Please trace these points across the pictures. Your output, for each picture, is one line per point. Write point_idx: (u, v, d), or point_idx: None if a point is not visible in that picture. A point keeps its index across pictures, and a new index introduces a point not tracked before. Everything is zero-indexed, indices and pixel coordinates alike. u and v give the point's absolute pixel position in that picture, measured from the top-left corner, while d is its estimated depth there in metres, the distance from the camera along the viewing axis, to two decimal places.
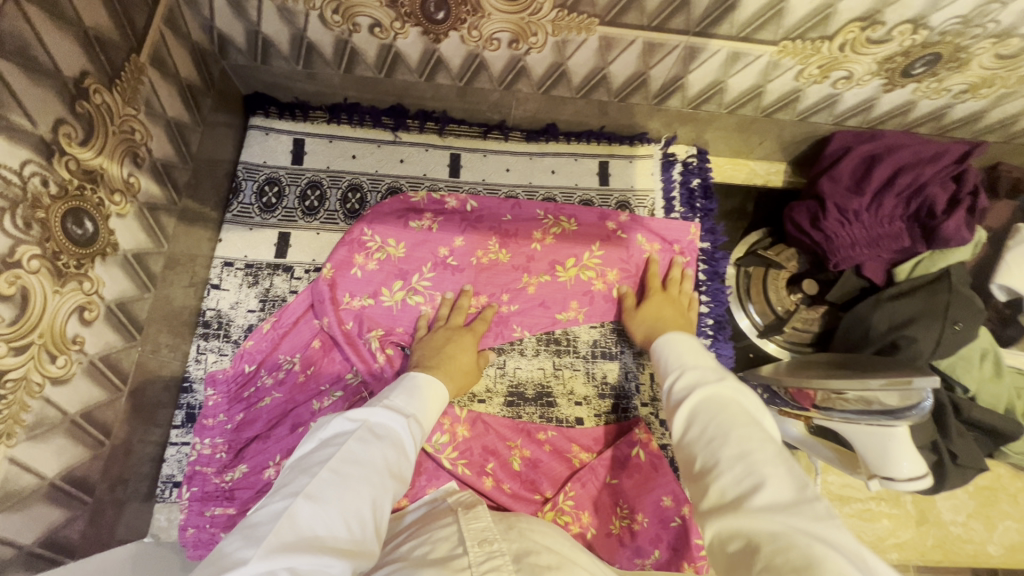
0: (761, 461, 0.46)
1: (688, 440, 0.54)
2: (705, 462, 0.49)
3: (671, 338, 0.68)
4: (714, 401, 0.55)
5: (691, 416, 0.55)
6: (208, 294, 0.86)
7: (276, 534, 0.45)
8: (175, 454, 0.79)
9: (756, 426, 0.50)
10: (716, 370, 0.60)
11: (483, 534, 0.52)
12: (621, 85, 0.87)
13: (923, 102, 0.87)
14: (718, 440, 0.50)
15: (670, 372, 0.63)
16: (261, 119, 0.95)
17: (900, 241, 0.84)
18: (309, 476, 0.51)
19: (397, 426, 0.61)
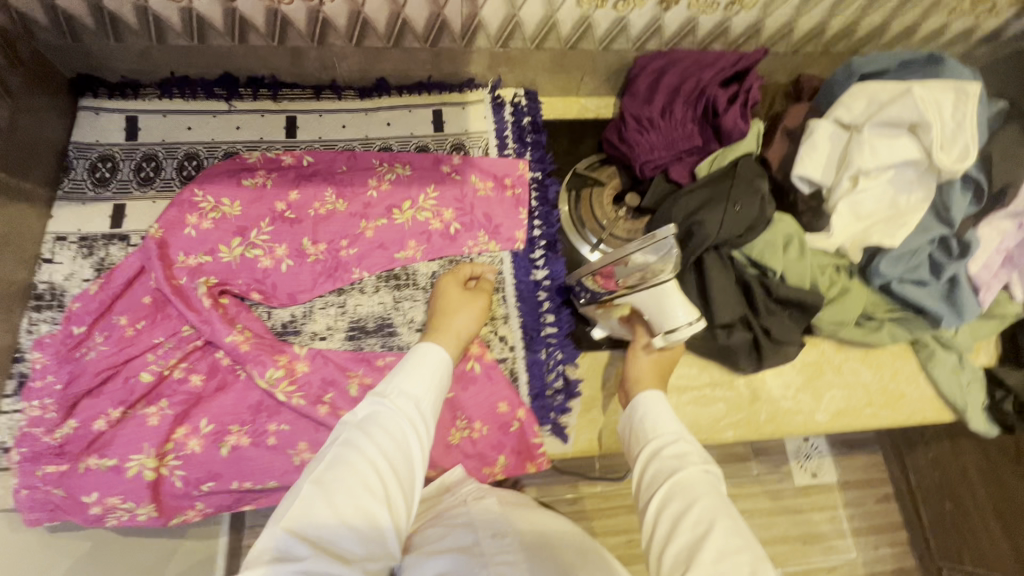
0: (743, 560, 0.56)
1: (663, 527, 0.61)
2: (682, 555, 0.57)
3: (653, 395, 0.76)
4: (691, 484, 0.63)
5: (671, 501, 0.62)
6: (41, 269, 0.88)
7: (289, 539, 0.51)
8: (7, 420, 0.78)
9: (733, 520, 0.60)
10: (699, 448, 0.69)
11: (496, 525, 0.61)
12: (425, 29, 0.93)
13: (702, 18, 0.96)
14: (703, 532, 0.58)
15: (659, 437, 0.70)
16: (91, 100, 0.98)
17: (691, 142, 0.92)
18: (315, 484, 0.56)
19: (395, 417, 0.64)
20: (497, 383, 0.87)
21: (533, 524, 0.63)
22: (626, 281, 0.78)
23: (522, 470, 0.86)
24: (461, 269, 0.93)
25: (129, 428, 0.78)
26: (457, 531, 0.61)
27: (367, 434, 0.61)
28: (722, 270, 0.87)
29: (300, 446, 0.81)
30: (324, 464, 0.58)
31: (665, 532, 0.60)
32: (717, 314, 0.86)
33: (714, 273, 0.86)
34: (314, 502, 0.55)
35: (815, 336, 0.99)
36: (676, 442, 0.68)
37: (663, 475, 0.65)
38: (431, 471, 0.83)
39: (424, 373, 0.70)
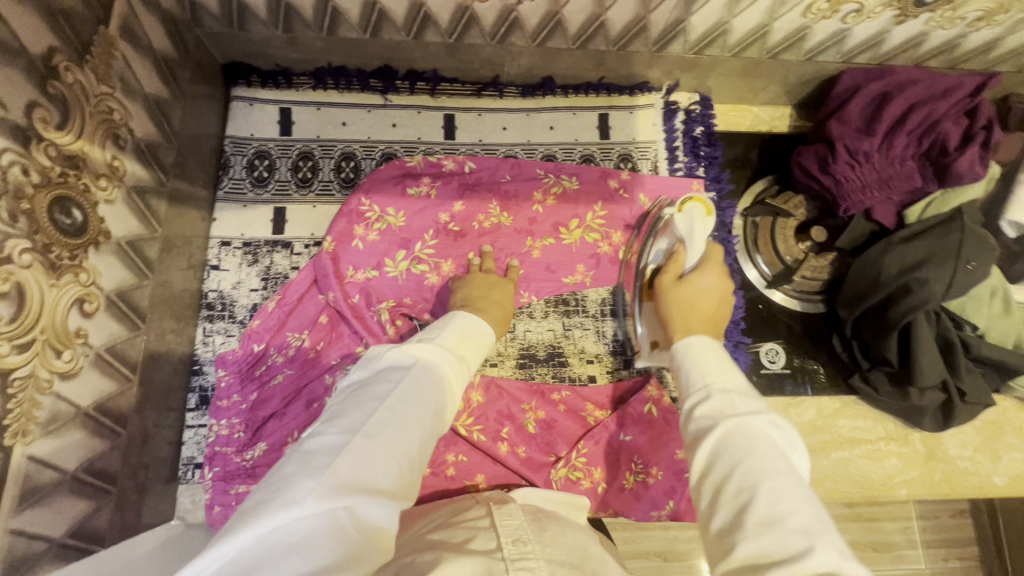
0: (796, 526, 0.40)
1: (706, 487, 0.47)
2: (725, 525, 0.43)
3: (691, 343, 0.59)
4: (741, 438, 0.47)
5: (714, 454, 0.47)
6: (209, 276, 0.85)
7: (335, 471, 0.43)
8: (193, 436, 0.80)
9: (793, 478, 0.44)
10: (747, 395, 0.51)
11: (517, 533, 0.48)
12: (620, 32, 0.82)
13: (936, 33, 0.83)
14: (746, 502, 0.43)
15: (692, 392, 0.54)
16: (244, 89, 0.90)
17: (911, 181, 0.82)
18: (366, 414, 0.48)
19: (446, 365, 0.58)
20: (676, 429, 0.84)
21: (559, 535, 0.52)
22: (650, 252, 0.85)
23: (693, 520, 0.81)
24: (513, 267, 0.88)
25: None
26: (475, 538, 0.49)
27: (423, 373, 0.55)
28: (929, 329, 0.81)
29: (478, 478, 0.80)
30: (378, 396, 0.51)
31: (709, 498, 0.46)
32: (919, 376, 0.81)
33: (922, 332, 0.80)
34: (382, 430, 0.47)
35: (997, 393, 0.93)
36: (709, 395, 0.52)
37: (699, 433, 0.50)
38: (600, 511, 0.83)
39: (466, 334, 0.65)
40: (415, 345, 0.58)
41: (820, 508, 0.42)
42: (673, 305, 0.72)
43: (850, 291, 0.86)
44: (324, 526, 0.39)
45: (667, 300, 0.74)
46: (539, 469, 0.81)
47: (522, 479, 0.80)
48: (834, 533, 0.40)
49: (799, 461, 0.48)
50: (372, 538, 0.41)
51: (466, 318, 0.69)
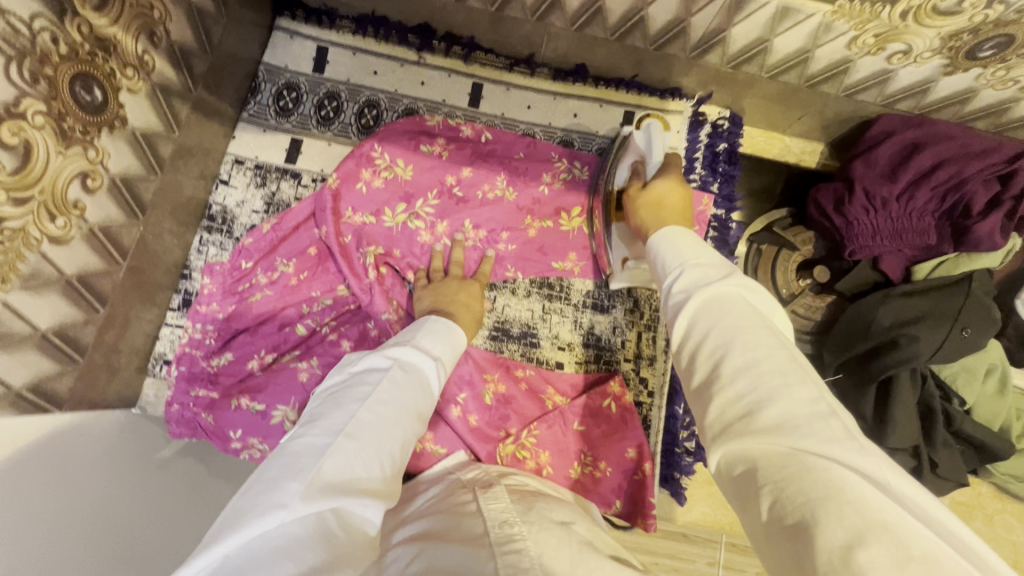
0: (768, 368, 0.40)
1: (687, 350, 0.46)
2: (705, 379, 0.42)
3: (666, 233, 0.57)
4: (718, 302, 0.46)
5: (693, 322, 0.46)
6: (217, 189, 0.88)
7: (319, 474, 0.45)
8: (169, 334, 0.84)
9: (763, 329, 0.43)
10: (721, 267, 0.50)
11: (505, 516, 0.50)
12: (659, 31, 0.82)
13: (985, 91, 0.80)
14: (720, 357, 0.42)
15: (667, 274, 0.53)
16: (288, 21, 0.93)
17: (925, 238, 0.80)
18: (348, 415, 0.51)
19: (423, 367, 0.62)
20: (632, 429, 0.84)
21: (545, 516, 0.52)
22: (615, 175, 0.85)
23: (633, 524, 0.82)
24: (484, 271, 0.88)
25: (272, 374, 0.79)
26: (464, 523, 0.50)
27: (401, 374, 0.58)
28: (911, 391, 0.78)
29: (426, 435, 0.79)
30: (359, 397, 0.53)
31: (687, 354, 0.45)
32: (892, 434, 0.78)
33: (903, 393, 0.78)
34: (363, 431, 0.50)
35: (974, 476, 0.89)
36: (683, 272, 0.51)
37: (675, 310, 0.48)
38: None
39: (445, 335, 0.68)
40: (391, 347, 0.61)
41: (792, 352, 0.42)
42: (643, 208, 0.73)
43: (840, 336, 0.83)
44: (311, 526, 0.42)
45: (638, 212, 0.73)
46: (485, 441, 0.80)
47: (465, 447, 0.79)
48: (807, 371, 0.40)
49: (775, 316, 0.47)
50: (354, 532, 0.44)
51: (443, 320, 0.71)
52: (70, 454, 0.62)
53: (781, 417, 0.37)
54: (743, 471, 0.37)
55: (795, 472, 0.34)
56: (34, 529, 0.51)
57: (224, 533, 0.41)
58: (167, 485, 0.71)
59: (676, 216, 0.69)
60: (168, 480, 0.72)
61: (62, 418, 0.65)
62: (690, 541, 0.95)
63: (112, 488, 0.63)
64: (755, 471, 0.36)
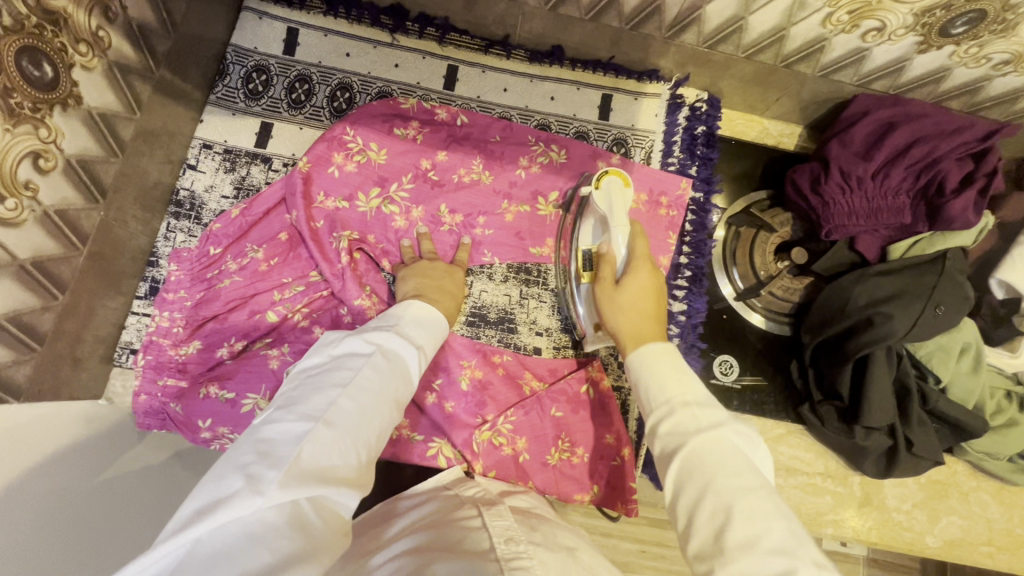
0: (770, 545, 0.41)
1: (682, 508, 0.47)
2: (705, 546, 0.44)
3: (646, 351, 0.59)
4: (706, 459, 0.47)
5: (684, 485, 0.47)
6: (184, 174, 0.86)
7: (296, 461, 0.44)
8: (135, 323, 0.81)
9: (763, 490, 0.45)
10: (709, 406, 0.52)
11: (509, 533, 0.51)
12: (634, 10, 0.81)
13: (958, 70, 0.80)
14: (722, 521, 0.44)
15: (653, 411, 0.54)
16: (256, 1, 0.91)
17: (900, 217, 0.80)
18: (328, 401, 0.49)
19: (405, 355, 0.60)
20: (610, 415, 0.84)
21: (549, 538, 0.54)
22: (583, 238, 0.81)
23: (611, 508, 0.83)
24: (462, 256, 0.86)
25: (242, 362, 0.77)
26: (466, 538, 0.51)
27: (383, 362, 0.56)
28: (887, 371, 0.78)
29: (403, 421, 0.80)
30: (340, 383, 0.51)
31: (685, 519, 0.47)
32: (868, 413, 0.78)
33: (880, 372, 0.77)
34: (344, 420, 0.48)
35: (949, 455, 0.90)
36: (671, 411, 0.52)
37: (668, 453, 0.50)
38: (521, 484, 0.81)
39: (424, 324, 0.67)
40: (374, 333, 0.60)
41: (788, 515, 0.44)
42: (618, 311, 0.69)
43: (817, 316, 0.83)
44: (287, 516, 0.41)
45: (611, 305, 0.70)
46: (462, 428, 0.80)
47: (443, 435, 0.80)
48: (806, 546, 0.41)
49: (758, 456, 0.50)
50: (330, 520, 0.44)
51: (424, 308, 0.70)
52: (26, 445, 0.60)
53: None
54: None
55: None
56: None
57: (192, 516, 0.39)
58: (128, 467, 0.72)
59: (652, 320, 0.67)
60: (127, 460, 0.73)
61: (22, 408, 0.63)
62: None
63: (84, 488, 0.64)
64: None
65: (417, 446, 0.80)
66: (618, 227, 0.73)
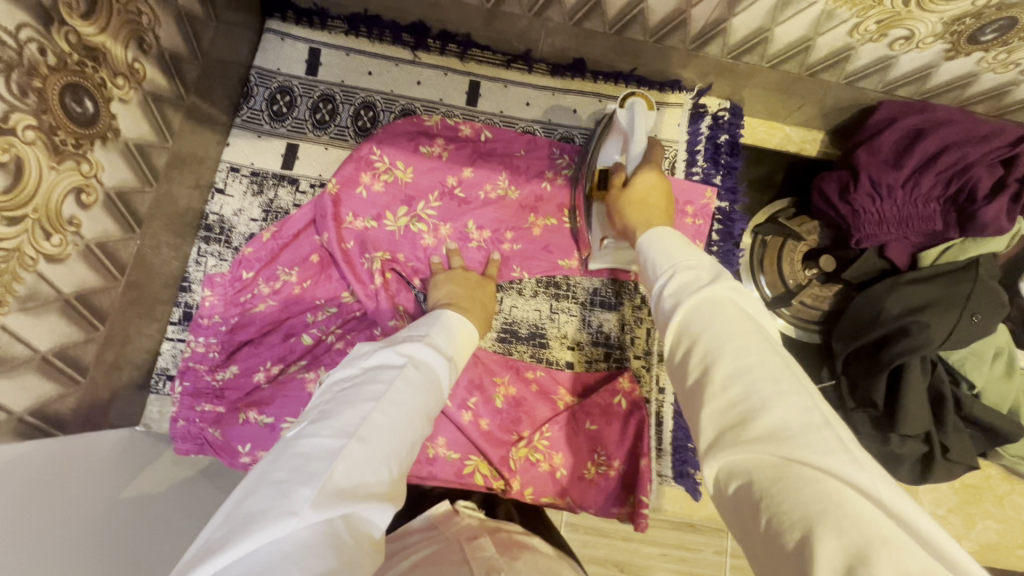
0: (761, 375, 0.38)
1: (678, 357, 0.44)
2: (698, 381, 0.41)
3: (654, 237, 0.57)
4: (709, 306, 0.44)
5: (684, 329, 0.44)
6: (213, 198, 0.86)
7: (331, 479, 0.41)
8: (170, 349, 0.82)
9: (758, 336, 0.41)
10: (711, 269, 0.49)
11: (491, 563, 0.51)
12: (658, 23, 0.81)
13: (986, 75, 0.79)
14: (709, 363, 0.40)
15: (659, 274, 0.52)
16: (278, 23, 0.91)
17: (931, 224, 0.80)
18: (361, 414, 0.46)
19: (437, 367, 0.58)
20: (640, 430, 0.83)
21: (532, 567, 0.53)
22: (602, 155, 0.80)
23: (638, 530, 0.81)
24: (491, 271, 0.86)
25: (280, 386, 0.76)
26: (448, 570, 0.50)
27: (415, 373, 0.54)
28: (921, 378, 0.78)
29: (439, 441, 0.79)
30: (373, 395, 0.49)
31: (681, 363, 0.44)
32: (903, 422, 0.78)
33: (914, 379, 0.77)
34: (377, 433, 0.46)
35: (983, 458, 0.90)
36: (675, 274, 0.50)
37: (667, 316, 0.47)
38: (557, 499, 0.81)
39: (453, 334, 0.65)
40: (405, 344, 0.58)
41: (787, 359, 0.40)
42: (626, 207, 0.69)
43: (848, 325, 0.83)
44: (323, 535, 0.37)
45: (619, 208, 0.71)
46: (498, 446, 0.80)
47: (478, 453, 0.80)
48: (801, 379, 0.38)
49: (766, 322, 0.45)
50: (365, 538, 0.40)
51: (452, 319, 0.68)
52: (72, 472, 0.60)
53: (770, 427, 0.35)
54: (737, 489, 0.35)
55: (791, 490, 0.32)
56: (44, 540, 0.50)
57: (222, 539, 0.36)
58: (142, 488, 0.68)
59: (663, 216, 0.67)
60: (142, 481, 0.70)
61: (70, 439, 0.64)
62: (697, 530, 0.95)
63: (100, 507, 0.60)
64: (749, 493, 0.34)
65: (453, 463, 0.79)
66: (636, 142, 0.73)
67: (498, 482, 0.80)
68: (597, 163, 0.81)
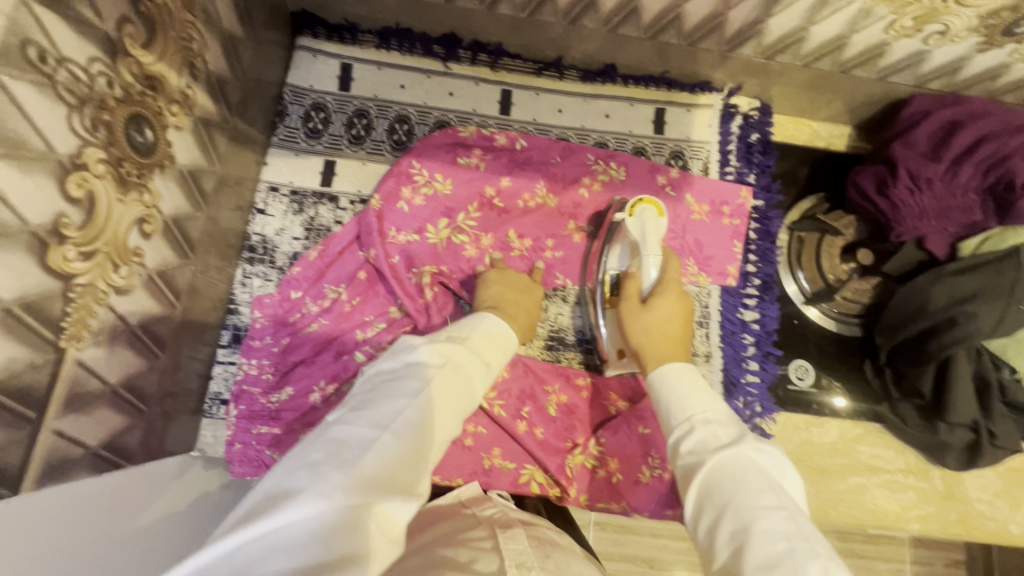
0: (789, 559, 0.39)
1: (705, 531, 0.46)
2: (728, 563, 0.42)
3: (669, 370, 0.61)
4: (728, 478, 0.47)
5: (707, 500, 0.47)
6: (254, 219, 0.86)
7: (363, 466, 0.40)
8: (222, 372, 0.82)
9: (782, 511, 0.43)
10: (728, 426, 0.53)
11: (522, 558, 0.48)
12: (694, 27, 0.82)
13: (1017, 66, 0.81)
14: (740, 544, 0.42)
15: (676, 424, 0.55)
16: (309, 40, 0.91)
17: (970, 215, 0.80)
18: (397, 408, 0.46)
19: (474, 369, 0.57)
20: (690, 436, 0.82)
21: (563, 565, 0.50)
22: (610, 261, 0.82)
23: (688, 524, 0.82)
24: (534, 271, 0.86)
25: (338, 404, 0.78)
26: (478, 560, 0.47)
27: (453, 372, 0.53)
28: (968, 366, 0.80)
29: (494, 451, 0.82)
30: (410, 390, 0.49)
31: (708, 541, 0.46)
32: (953, 411, 0.79)
33: (960, 368, 0.79)
34: (411, 427, 0.45)
35: None
36: (693, 429, 0.53)
37: (690, 477, 0.50)
38: (613, 503, 0.82)
39: (492, 338, 0.64)
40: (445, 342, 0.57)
41: (812, 534, 0.41)
42: (641, 335, 0.70)
43: (890, 317, 0.85)
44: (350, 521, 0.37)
45: (633, 333, 0.71)
46: (553, 454, 0.82)
47: (534, 461, 0.82)
48: (828, 560, 0.39)
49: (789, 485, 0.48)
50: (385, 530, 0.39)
51: (488, 321, 0.67)
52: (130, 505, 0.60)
53: None
54: None
55: None
56: None
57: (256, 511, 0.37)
58: (166, 509, 0.65)
59: (675, 348, 0.67)
60: (167, 500, 0.67)
61: (136, 468, 0.65)
62: None
63: (121, 539, 0.56)
64: None
65: (509, 474, 0.81)
66: (651, 253, 0.75)
67: (553, 489, 0.82)
68: (605, 269, 0.82)
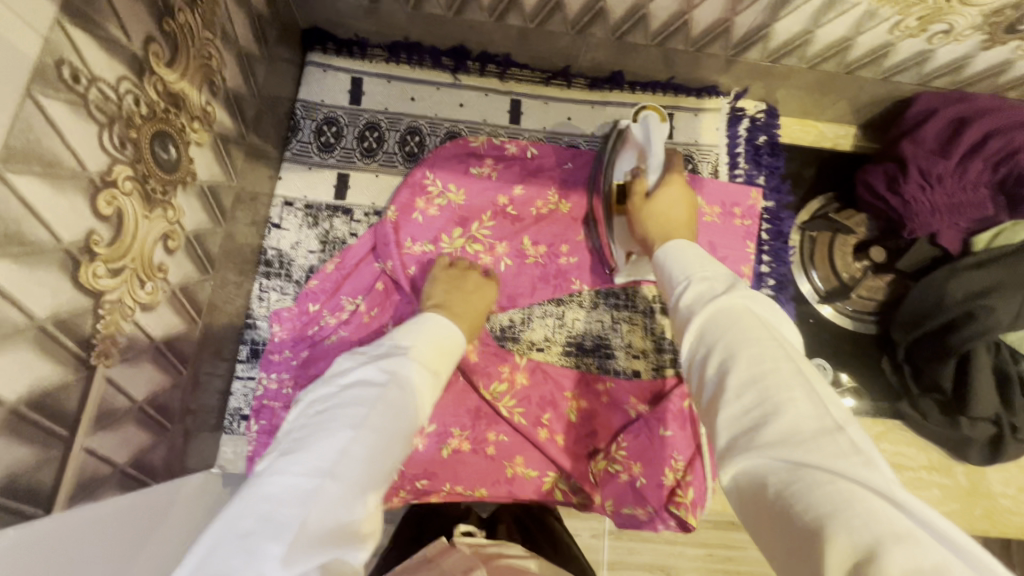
0: (776, 384, 0.39)
1: (695, 367, 0.46)
2: (714, 390, 0.42)
3: (671, 249, 0.62)
4: (723, 316, 0.47)
5: (700, 337, 0.47)
6: (270, 233, 0.86)
7: (304, 526, 0.38)
8: (241, 387, 0.81)
9: (772, 344, 0.42)
10: (725, 279, 0.52)
11: None
12: (701, 32, 0.83)
13: (1021, 62, 0.82)
14: (726, 368, 0.42)
15: (676, 284, 0.56)
16: (320, 55, 0.92)
17: (983, 210, 0.81)
18: (336, 448, 0.43)
19: (421, 379, 0.53)
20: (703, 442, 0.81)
21: None
22: (615, 171, 0.83)
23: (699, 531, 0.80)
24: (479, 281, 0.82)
25: None
26: None
27: (399, 390, 0.50)
28: (987, 359, 0.80)
29: (516, 459, 0.82)
30: (350, 422, 0.45)
31: (697, 376, 0.45)
32: (975, 405, 0.80)
33: (980, 360, 0.79)
34: (355, 466, 0.43)
35: None
36: (692, 284, 0.53)
37: (686, 323, 0.49)
38: (638, 508, 0.79)
39: (440, 340, 0.60)
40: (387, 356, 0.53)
41: (800, 364, 0.41)
42: (648, 220, 0.72)
43: (907, 313, 0.85)
44: None
45: (642, 219, 0.73)
46: (576, 460, 0.82)
47: (556, 468, 0.82)
48: (815, 385, 0.39)
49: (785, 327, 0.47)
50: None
51: (436, 322, 0.62)
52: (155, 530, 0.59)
53: (783, 429, 0.36)
54: (750, 487, 0.36)
55: (802, 491, 0.32)
56: None
57: None
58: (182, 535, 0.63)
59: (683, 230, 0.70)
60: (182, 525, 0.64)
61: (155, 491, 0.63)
62: None
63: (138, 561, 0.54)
64: (764, 491, 0.34)
65: (532, 482, 0.82)
66: (656, 154, 0.76)
67: (577, 497, 0.83)
68: (611, 179, 0.83)
